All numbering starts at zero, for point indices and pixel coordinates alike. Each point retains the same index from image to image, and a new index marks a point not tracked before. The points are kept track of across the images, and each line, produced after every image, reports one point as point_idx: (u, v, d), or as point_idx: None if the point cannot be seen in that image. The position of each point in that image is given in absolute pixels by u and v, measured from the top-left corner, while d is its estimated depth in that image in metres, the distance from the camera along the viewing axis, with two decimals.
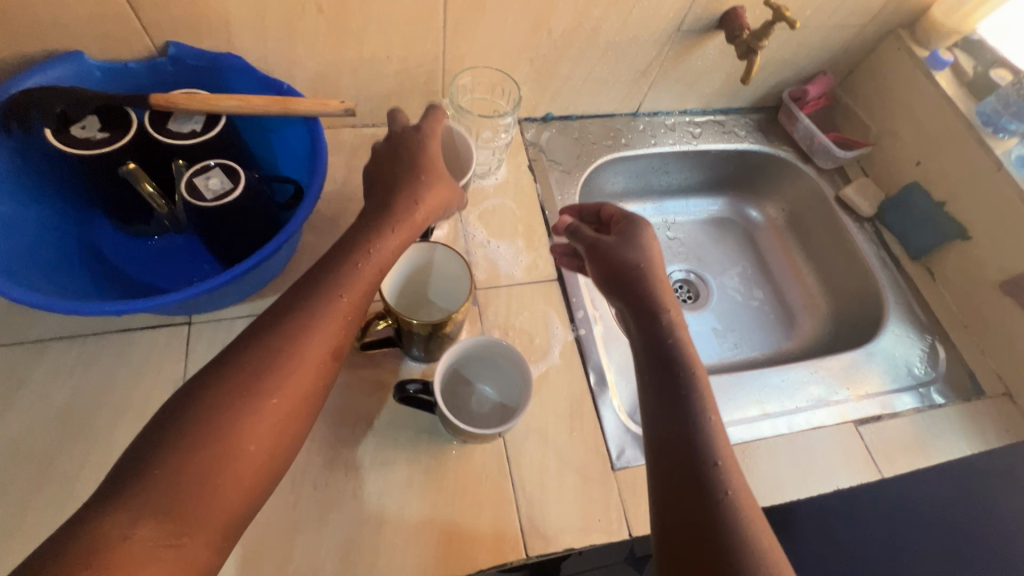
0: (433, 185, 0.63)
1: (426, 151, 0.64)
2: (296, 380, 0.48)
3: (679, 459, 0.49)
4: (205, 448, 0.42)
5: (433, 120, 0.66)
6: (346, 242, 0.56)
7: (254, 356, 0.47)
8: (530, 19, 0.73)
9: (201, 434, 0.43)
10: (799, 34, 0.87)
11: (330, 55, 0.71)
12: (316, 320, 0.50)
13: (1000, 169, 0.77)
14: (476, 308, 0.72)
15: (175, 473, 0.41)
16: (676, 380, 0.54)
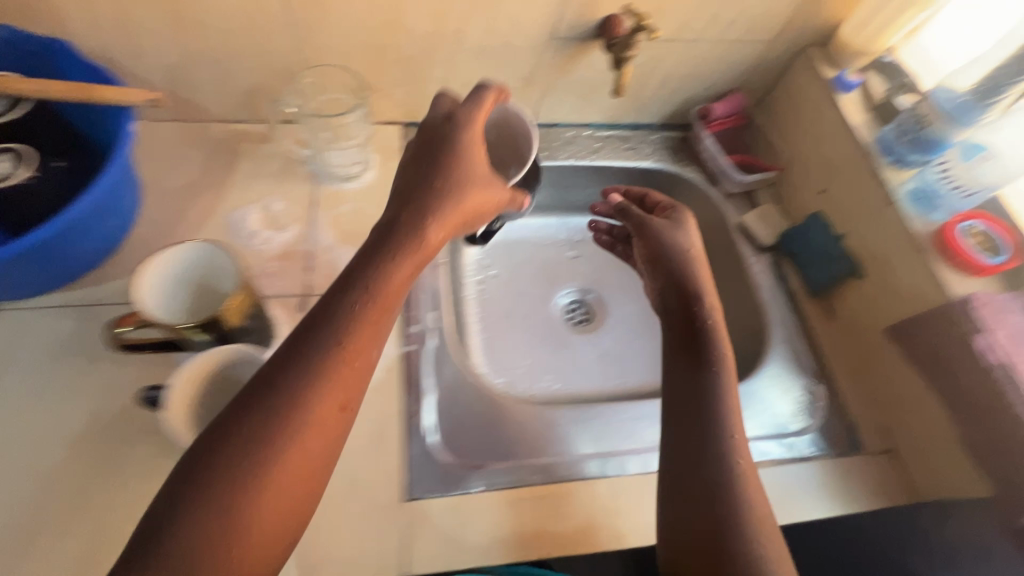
0: (460, 192, 0.57)
1: (455, 147, 0.58)
2: (329, 402, 0.44)
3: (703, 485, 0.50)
4: (239, 482, 0.39)
5: (474, 103, 0.60)
6: (374, 246, 0.52)
7: (291, 372, 0.44)
8: (383, 19, 0.70)
9: (248, 463, 0.40)
10: (698, 48, 0.81)
11: (175, 46, 0.69)
12: (344, 339, 0.46)
13: (891, 204, 0.70)
14: (303, 316, 0.69)
15: (213, 505, 0.39)
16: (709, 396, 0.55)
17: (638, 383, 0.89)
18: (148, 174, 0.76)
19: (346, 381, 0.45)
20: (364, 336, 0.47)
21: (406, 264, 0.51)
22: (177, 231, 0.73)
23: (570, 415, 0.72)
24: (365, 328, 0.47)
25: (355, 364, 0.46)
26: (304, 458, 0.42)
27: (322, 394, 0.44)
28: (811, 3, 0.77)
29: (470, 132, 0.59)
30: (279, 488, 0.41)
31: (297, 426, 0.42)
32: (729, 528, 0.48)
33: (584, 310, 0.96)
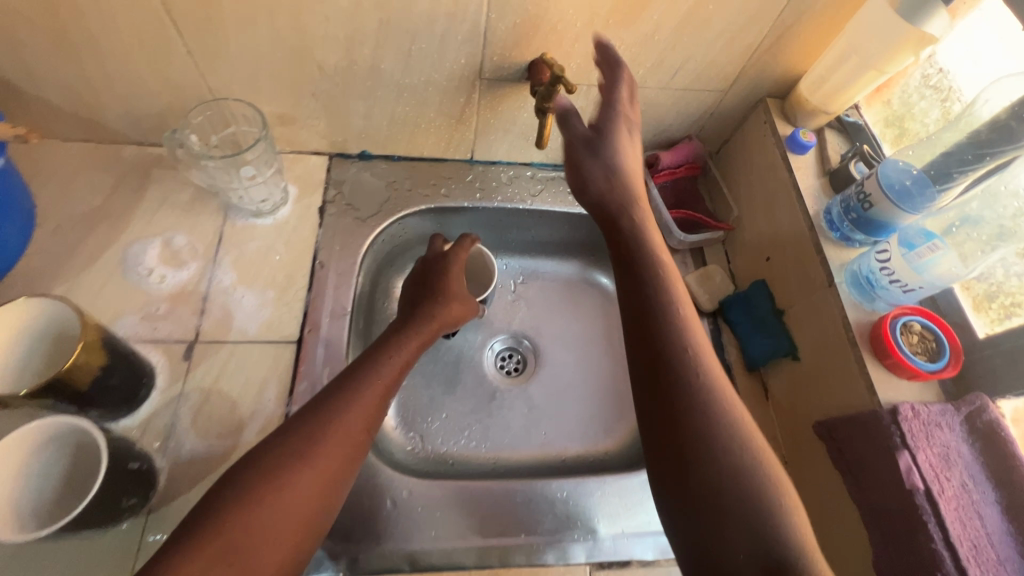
0: (452, 305, 0.72)
1: (449, 276, 0.73)
2: (354, 419, 0.53)
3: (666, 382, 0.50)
4: (282, 476, 0.48)
5: (460, 250, 0.76)
6: (389, 334, 0.65)
7: (331, 399, 0.54)
8: (288, 51, 0.65)
9: (288, 461, 0.48)
10: (643, 94, 0.75)
11: (69, 70, 0.65)
12: (372, 380, 0.57)
13: (830, 287, 0.63)
14: (185, 365, 0.65)
15: (261, 493, 0.46)
16: (653, 297, 0.55)
17: (561, 447, 0.82)
18: (49, 200, 0.72)
19: (369, 408, 0.55)
20: (383, 382, 0.58)
21: (413, 343, 0.64)
22: (70, 264, 0.69)
23: (458, 493, 0.64)
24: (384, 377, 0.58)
25: (378, 396, 0.56)
26: (332, 459, 0.50)
27: (352, 415, 0.53)
28: (766, 53, 0.70)
29: (459, 266, 0.75)
30: (312, 480, 0.49)
31: (329, 437, 0.51)
32: (694, 419, 0.48)
33: (517, 359, 0.89)
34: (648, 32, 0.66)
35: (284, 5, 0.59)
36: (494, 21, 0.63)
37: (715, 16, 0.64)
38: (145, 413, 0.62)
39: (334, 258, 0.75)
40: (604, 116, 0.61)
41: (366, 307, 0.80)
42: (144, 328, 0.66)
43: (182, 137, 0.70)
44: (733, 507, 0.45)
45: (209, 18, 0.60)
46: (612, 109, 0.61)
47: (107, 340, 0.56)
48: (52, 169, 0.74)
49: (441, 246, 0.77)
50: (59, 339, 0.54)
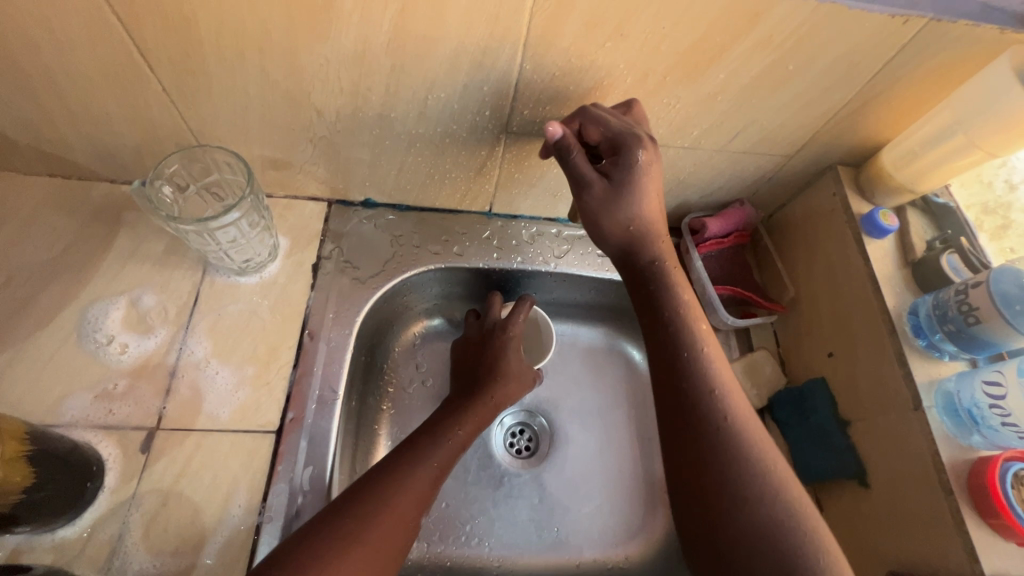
0: (511, 384, 0.68)
1: (507, 351, 0.69)
2: (423, 471, 0.53)
3: (692, 440, 0.49)
4: (354, 528, 0.46)
5: (518, 313, 0.72)
6: (453, 412, 0.62)
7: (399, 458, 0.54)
8: (281, 94, 0.55)
9: (369, 509, 0.48)
10: (695, 155, 0.64)
11: (24, 103, 0.55)
12: (441, 437, 0.57)
13: (917, 411, 0.53)
14: (141, 458, 0.55)
15: (340, 542, 0.45)
16: (677, 342, 0.53)
17: (575, 549, 0.72)
18: (1, 246, 0.63)
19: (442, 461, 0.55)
20: (444, 456, 0.56)
21: (473, 423, 0.61)
22: (18, 325, 0.59)
23: None
24: (455, 439, 0.58)
25: (449, 455, 0.57)
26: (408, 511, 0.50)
27: (423, 469, 0.53)
28: (846, 119, 0.59)
29: (517, 339, 0.71)
30: (393, 529, 0.48)
31: (404, 490, 0.51)
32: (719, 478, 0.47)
33: (529, 437, 0.79)
34: (710, 91, 0.55)
35: (277, 44, 0.49)
36: (529, 73, 0.52)
37: (793, 78, 0.53)
38: (89, 521, 0.52)
39: (326, 327, 0.65)
40: (618, 170, 0.54)
41: (360, 380, 0.70)
42: (96, 410, 0.56)
43: (154, 191, 0.58)
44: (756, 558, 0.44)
45: (187, 54, 0.50)
46: (627, 166, 0.53)
47: (39, 443, 0.47)
48: (7, 209, 0.64)
49: (499, 312, 0.73)
50: None
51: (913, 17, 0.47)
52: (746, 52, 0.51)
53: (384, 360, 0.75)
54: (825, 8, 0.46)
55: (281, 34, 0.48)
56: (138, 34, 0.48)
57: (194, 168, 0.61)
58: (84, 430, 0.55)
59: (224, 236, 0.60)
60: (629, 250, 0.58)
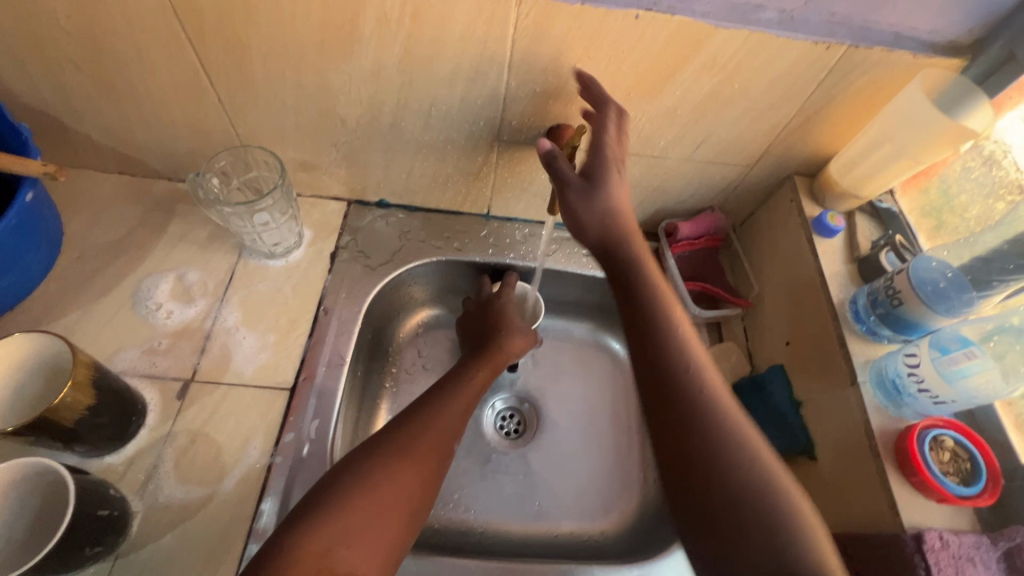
0: (517, 337, 0.76)
1: (505, 310, 0.78)
2: (456, 405, 0.63)
3: (668, 390, 0.54)
4: (405, 445, 0.56)
5: (509, 287, 0.81)
6: (465, 362, 0.71)
7: (437, 397, 0.63)
8: (311, 105, 0.67)
9: (398, 454, 0.55)
10: (665, 164, 0.73)
11: (109, 110, 0.69)
12: (468, 380, 0.67)
13: (853, 385, 0.59)
14: (177, 404, 0.65)
15: (375, 480, 0.52)
16: (653, 316, 0.58)
17: (554, 520, 0.78)
18: (77, 228, 0.75)
19: (456, 417, 0.62)
20: (469, 396, 0.65)
21: (486, 369, 0.70)
22: (85, 291, 0.71)
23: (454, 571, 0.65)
24: (464, 398, 0.65)
25: (461, 411, 0.63)
26: (432, 457, 0.57)
27: (455, 404, 0.63)
28: (794, 132, 0.67)
29: (511, 301, 0.80)
30: (420, 472, 0.55)
31: (426, 437, 0.57)
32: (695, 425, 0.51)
33: (518, 420, 0.86)
34: (670, 106, 0.64)
35: (311, 63, 0.61)
36: (514, 89, 0.63)
37: (740, 95, 0.63)
38: (131, 451, 0.61)
39: (339, 305, 0.75)
40: (594, 162, 0.62)
41: (364, 358, 0.79)
42: (143, 363, 0.67)
43: (205, 181, 0.71)
44: (740, 518, 0.47)
45: (239, 71, 0.62)
46: (601, 156, 0.61)
47: (98, 375, 0.56)
48: (84, 199, 0.77)
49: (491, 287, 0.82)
50: (56, 373, 0.55)
51: (834, 44, 0.56)
52: (696, 73, 0.60)
53: (389, 342, 0.84)
54: (756, 37, 0.56)
55: (315, 56, 0.60)
56: (203, 55, 0.61)
57: (238, 165, 0.73)
58: (133, 378, 0.66)
59: (259, 219, 0.71)
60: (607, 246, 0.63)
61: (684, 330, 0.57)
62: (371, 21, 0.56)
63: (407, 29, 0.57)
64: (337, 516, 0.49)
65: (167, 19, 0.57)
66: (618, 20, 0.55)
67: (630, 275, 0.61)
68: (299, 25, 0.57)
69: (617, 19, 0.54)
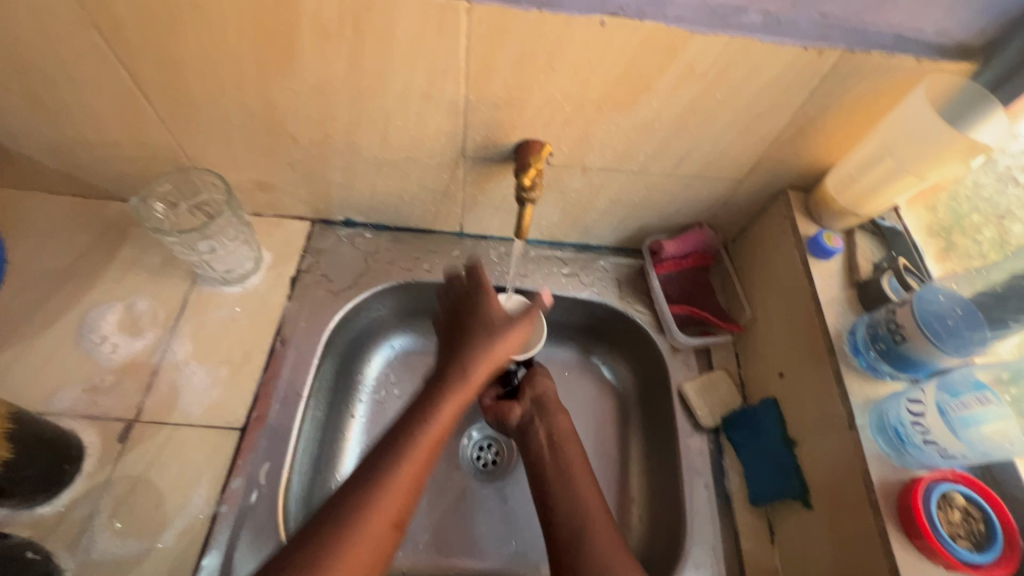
0: (492, 347, 0.63)
1: (480, 309, 0.66)
2: (412, 463, 0.54)
3: (565, 539, 0.57)
4: (352, 522, 0.48)
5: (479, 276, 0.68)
6: (421, 400, 0.59)
7: (389, 451, 0.54)
8: (259, 123, 0.62)
9: (322, 560, 0.46)
10: (646, 179, 0.67)
11: (46, 131, 0.64)
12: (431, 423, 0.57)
13: (851, 429, 0.53)
14: (119, 447, 0.60)
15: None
16: (560, 451, 0.66)
17: (532, 562, 0.73)
18: (23, 255, 0.71)
19: (399, 497, 0.52)
20: (423, 452, 0.55)
21: (450, 407, 0.59)
22: (26, 324, 0.66)
23: None
24: (414, 458, 0.54)
25: (412, 473, 0.53)
26: (364, 560, 0.48)
27: (408, 464, 0.53)
28: (786, 144, 0.61)
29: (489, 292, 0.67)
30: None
31: (368, 517, 0.49)
32: (556, 492, 0.61)
33: (496, 451, 0.81)
34: (646, 119, 0.59)
35: (251, 80, 0.56)
36: (474, 103, 0.58)
37: (724, 106, 0.57)
38: (65, 500, 0.57)
39: (298, 335, 0.70)
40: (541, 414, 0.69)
41: (327, 389, 0.73)
42: (83, 402, 0.62)
43: (146, 208, 0.67)
44: None
45: (177, 88, 0.58)
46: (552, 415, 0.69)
47: (20, 426, 0.52)
48: (30, 222, 0.73)
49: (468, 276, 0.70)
50: None
51: (827, 48, 0.50)
52: (673, 82, 0.54)
53: (357, 370, 0.79)
54: (738, 42, 0.50)
55: (254, 71, 0.55)
56: (136, 72, 0.56)
57: (185, 188, 0.69)
58: (72, 419, 0.61)
59: (208, 248, 0.67)
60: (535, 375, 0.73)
61: (585, 478, 0.63)
62: (309, 34, 0.51)
63: (349, 42, 0.51)
64: None
65: (91, 35, 0.52)
66: (581, 26, 0.49)
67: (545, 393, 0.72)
68: (232, 39, 0.52)
69: (581, 26, 0.49)
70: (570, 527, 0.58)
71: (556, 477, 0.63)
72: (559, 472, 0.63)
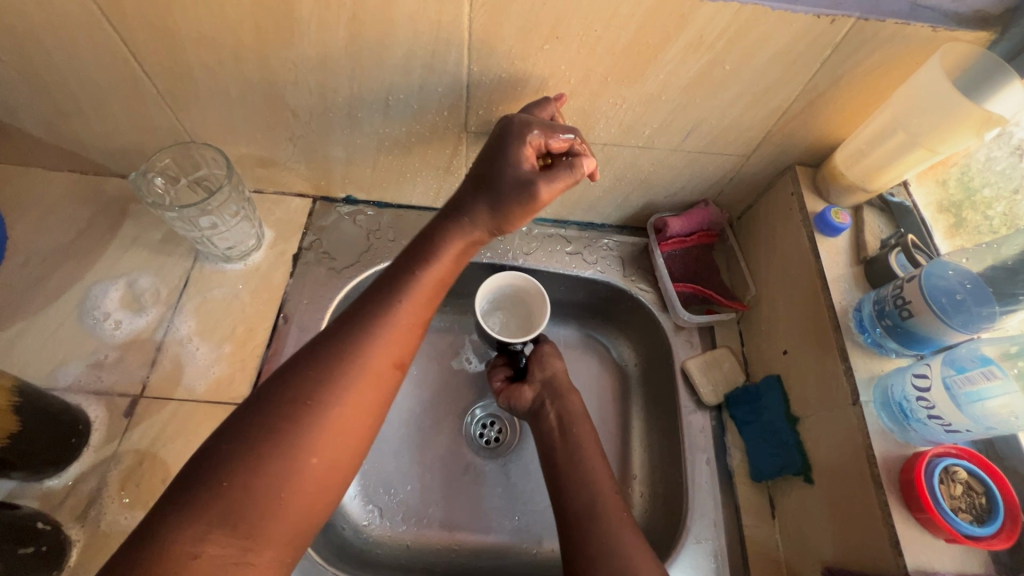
0: (494, 223, 0.58)
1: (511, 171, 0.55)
2: (387, 340, 0.51)
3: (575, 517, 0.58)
4: (318, 402, 0.46)
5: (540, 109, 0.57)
6: (408, 260, 0.56)
7: (356, 323, 0.50)
8: (259, 96, 0.61)
9: (309, 427, 0.45)
10: (652, 154, 0.66)
11: (43, 105, 0.63)
12: (406, 293, 0.53)
13: (854, 405, 0.53)
14: (125, 422, 0.61)
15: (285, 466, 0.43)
16: (574, 432, 0.66)
17: (535, 536, 0.73)
18: (24, 231, 0.70)
19: (393, 347, 0.51)
20: (400, 326, 0.52)
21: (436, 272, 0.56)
22: (29, 300, 0.66)
23: None
24: (389, 335, 0.51)
25: (387, 351, 0.50)
26: (334, 444, 0.46)
27: (381, 345, 0.50)
28: (795, 118, 0.60)
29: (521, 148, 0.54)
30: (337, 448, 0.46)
31: (335, 398, 0.46)
32: (567, 473, 0.62)
33: (499, 428, 0.81)
34: (654, 91, 0.57)
35: (249, 49, 0.55)
36: (478, 75, 0.56)
37: (733, 77, 0.55)
38: (74, 473, 0.57)
39: (300, 312, 0.70)
40: (552, 398, 0.69)
41: None
42: (88, 377, 0.63)
43: (145, 182, 0.66)
44: None
45: (174, 59, 0.56)
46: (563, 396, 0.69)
47: (25, 399, 0.52)
48: (29, 199, 0.72)
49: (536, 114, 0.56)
50: None
51: (840, 16, 0.48)
52: (681, 52, 0.53)
53: None
54: (749, 10, 0.48)
55: (252, 41, 0.54)
56: (134, 43, 0.55)
57: (184, 163, 0.68)
58: (77, 394, 0.61)
59: (209, 223, 0.66)
60: (546, 359, 0.73)
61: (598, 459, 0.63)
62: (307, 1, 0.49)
63: (349, 9, 0.50)
64: (219, 507, 0.41)
65: (83, 3, 0.51)
66: None
67: (556, 376, 0.71)
68: (229, 7, 0.50)
69: None
70: (585, 508, 0.58)
71: (567, 460, 0.63)
72: (570, 453, 0.63)
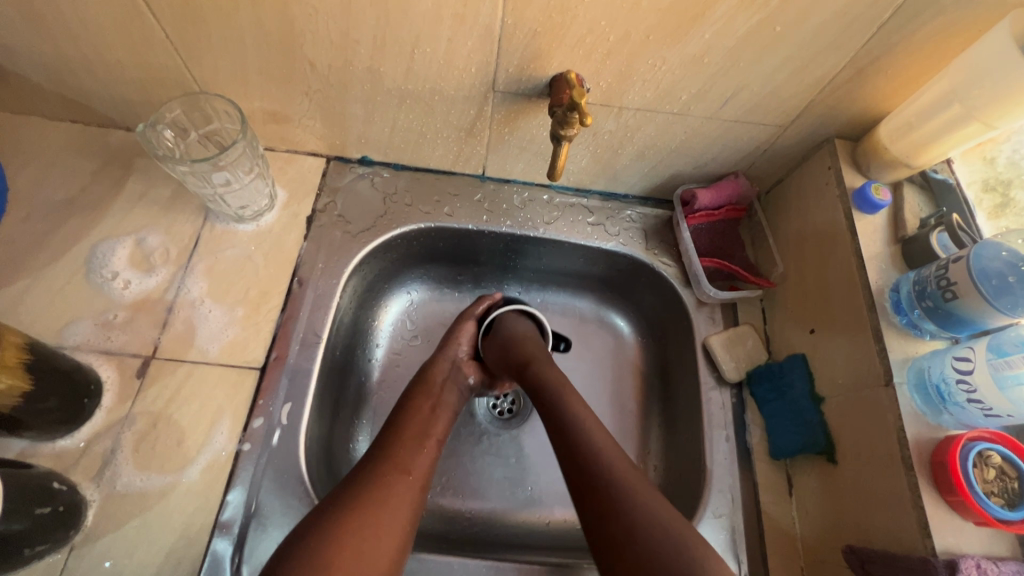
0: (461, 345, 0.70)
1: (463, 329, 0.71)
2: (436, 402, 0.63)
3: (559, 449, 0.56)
4: (398, 443, 0.56)
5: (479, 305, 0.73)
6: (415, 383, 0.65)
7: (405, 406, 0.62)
8: (275, 45, 0.57)
9: (367, 498, 0.50)
10: (686, 122, 0.63)
11: (42, 48, 0.59)
12: (434, 390, 0.64)
13: (887, 388, 0.52)
14: (137, 383, 0.59)
15: (360, 539, 0.47)
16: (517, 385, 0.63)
17: (547, 508, 0.74)
18: (24, 185, 0.67)
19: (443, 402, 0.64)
20: (441, 400, 0.64)
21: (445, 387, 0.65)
22: (33, 256, 0.64)
23: (440, 562, 0.60)
24: (431, 399, 0.63)
25: (433, 409, 0.62)
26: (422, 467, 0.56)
27: (430, 400, 0.63)
28: (841, 87, 0.57)
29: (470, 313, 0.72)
30: (396, 527, 0.50)
31: (409, 438, 0.57)
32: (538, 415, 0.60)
33: (512, 400, 0.80)
34: (696, 53, 0.54)
35: None
36: (511, 28, 0.53)
37: (782, 40, 0.52)
38: (86, 434, 0.56)
39: (315, 276, 0.68)
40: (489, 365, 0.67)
41: (346, 332, 0.72)
42: (97, 337, 0.61)
43: (154, 134, 0.63)
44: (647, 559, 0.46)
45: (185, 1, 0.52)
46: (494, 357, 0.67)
47: (37, 358, 0.51)
48: (30, 150, 0.69)
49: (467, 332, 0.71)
50: None
51: None
52: (731, 10, 0.49)
53: (374, 315, 0.77)
54: None
55: None
56: None
57: (195, 115, 0.65)
58: (87, 354, 0.60)
59: (219, 180, 0.63)
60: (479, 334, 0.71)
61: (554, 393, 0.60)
62: None
63: None
64: (340, 512, 0.48)
65: None
66: None
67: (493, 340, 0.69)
68: None
69: None
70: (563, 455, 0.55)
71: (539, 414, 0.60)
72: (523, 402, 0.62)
